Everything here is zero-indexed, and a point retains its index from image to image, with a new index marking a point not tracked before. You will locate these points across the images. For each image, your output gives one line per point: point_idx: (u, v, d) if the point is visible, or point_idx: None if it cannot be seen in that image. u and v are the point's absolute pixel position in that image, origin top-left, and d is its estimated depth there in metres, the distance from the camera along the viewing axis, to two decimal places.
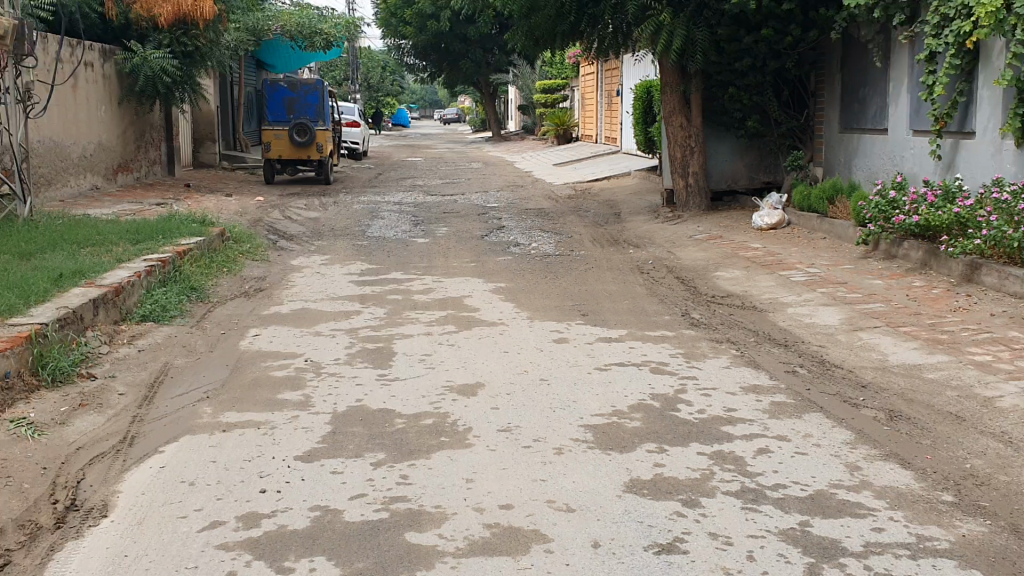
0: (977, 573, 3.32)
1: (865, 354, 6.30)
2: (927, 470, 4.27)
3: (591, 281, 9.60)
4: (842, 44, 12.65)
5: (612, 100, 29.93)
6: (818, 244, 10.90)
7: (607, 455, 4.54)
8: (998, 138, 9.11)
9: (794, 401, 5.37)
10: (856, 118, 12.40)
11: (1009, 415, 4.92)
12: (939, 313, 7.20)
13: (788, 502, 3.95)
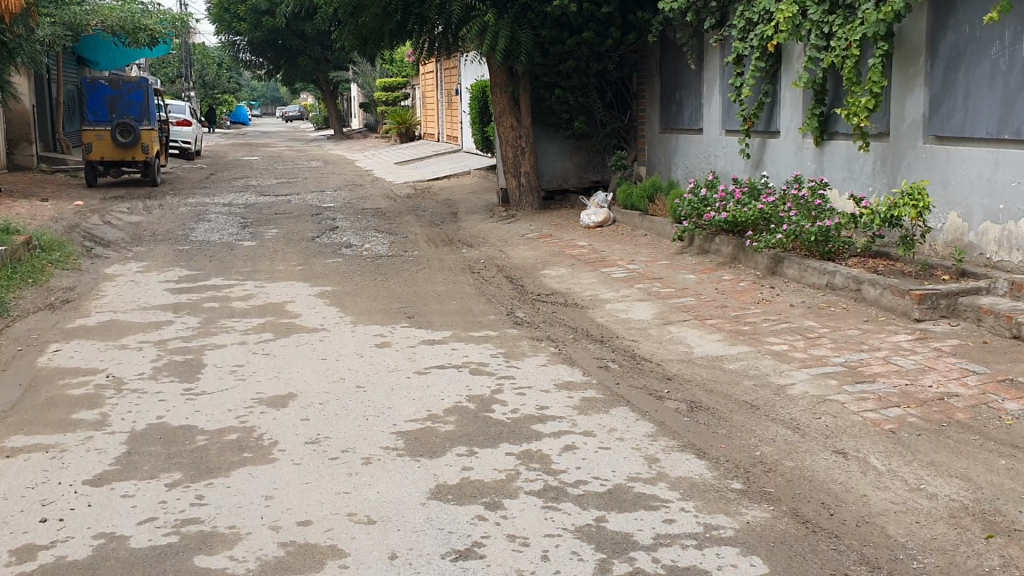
0: (757, 558, 3.46)
1: (673, 347, 6.52)
2: (720, 459, 4.44)
3: (420, 282, 9.53)
4: (660, 46, 13.07)
5: (452, 99, 29.94)
6: (640, 241, 11.23)
7: (416, 462, 4.49)
8: (799, 137, 9.65)
9: (604, 396, 5.48)
10: (675, 118, 12.86)
11: (798, 402, 5.18)
12: (744, 305, 7.54)
13: (587, 498, 4.02)
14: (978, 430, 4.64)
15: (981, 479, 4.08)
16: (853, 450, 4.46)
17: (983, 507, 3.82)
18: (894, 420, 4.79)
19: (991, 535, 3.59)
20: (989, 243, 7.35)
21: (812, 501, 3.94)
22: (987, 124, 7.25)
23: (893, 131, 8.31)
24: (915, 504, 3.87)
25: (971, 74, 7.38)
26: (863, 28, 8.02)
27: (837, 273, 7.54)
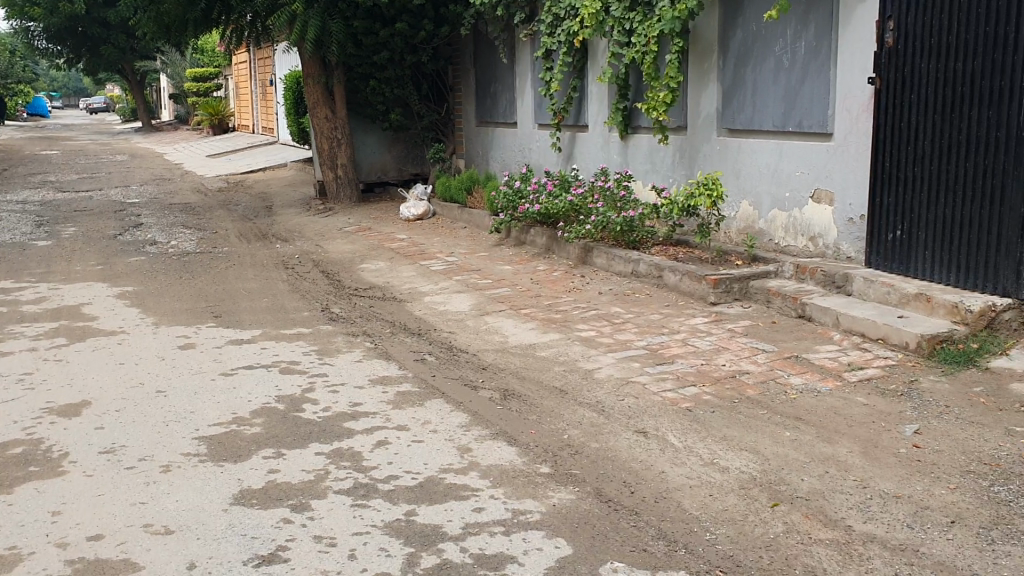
0: (561, 540, 3.55)
1: (488, 337, 6.59)
2: (529, 445, 4.53)
3: (230, 280, 9.20)
4: (473, 40, 13.16)
5: (266, 90, 29.04)
6: (458, 233, 11.29)
7: (219, 467, 4.33)
8: (606, 130, 9.97)
9: (418, 389, 5.47)
10: (489, 112, 13.00)
11: (604, 385, 5.35)
12: (557, 294, 7.72)
13: (397, 493, 4.00)
14: (766, 404, 4.93)
15: (769, 450, 4.33)
16: (653, 429, 4.65)
17: (769, 476, 4.06)
18: (692, 399, 5.03)
19: (776, 503, 3.80)
20: (776, 230, 7.83)
21: (615, 481, 4.08)
22: (774, 118, 7.72)
23: (691, 125, 8.72)
24: (709, 478, 4.07)
25: (759, 70, 7.84)
26: (660, 26, 8.37)
27: (641, 261, 7.84)
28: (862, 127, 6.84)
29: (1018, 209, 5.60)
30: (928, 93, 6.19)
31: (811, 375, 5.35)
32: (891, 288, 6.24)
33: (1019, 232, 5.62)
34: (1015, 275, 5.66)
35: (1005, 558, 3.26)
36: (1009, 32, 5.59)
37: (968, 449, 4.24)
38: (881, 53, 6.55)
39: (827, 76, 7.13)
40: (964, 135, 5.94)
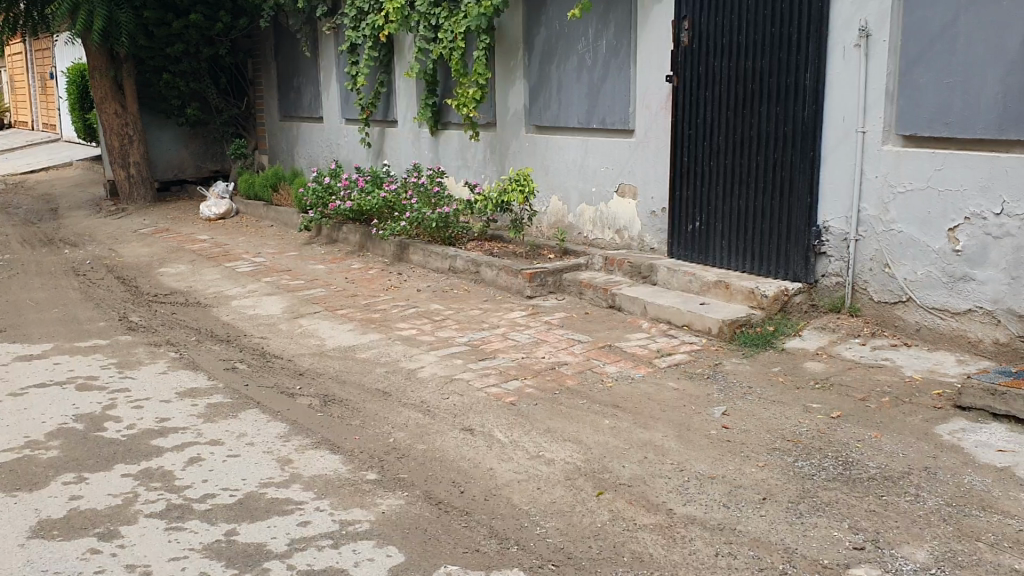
0: (392, 548, 3.48)
1: (303, 341, 6.39)
2: (354, 451, 4.41)
3: (13, 290, 8.47)
4: (274, 32, 12.73)
5: (46, 84, 27.01)
6: (266, 233, 10.91)
7: (13, 499, 3.95)
8: (415, 126, 9.92)
9: (231, 400, 5.22)
10: (293, 107, 12.63)
11: (427, 385, 5.30)
12: (373, 293, 7.60)
13: (215, 512, 3.80)
14: (585, 395, 5.04)
15: (590, 440, 4.43)
16: (479, 426, 4.65)
17: (593, 466, 4.14)
18: (515, 393, 5.07)
19: (602, 491, 3.88)
20: (585, 223, 8.02)
21: (443, 482, 4.05)
22: (578, 114, 7.91)
23: (500, 121, 8.81)
24: (536, 471, 4.11)
25: (562, 68, 8.01)
26: (466, 22, 8.41)
27: (457, 257, 7.85)
28: (661, 123, 7.11)
29: (804, 199, 5.98)
30: (721, 91, 6.52)
31: (625, 363, 5.52)
32: (693, 277, 6.51)
33: (805, 221, 5.99)
34: (803, 262, 6.03)
35: (813, 529, 3.43)
36: (792, 33, 5.97)
37: (772, 427, 4.47)
38: (678, 52, 6.86)
39: (627, 74, 7.37)
40: (754, 130, 6.29)
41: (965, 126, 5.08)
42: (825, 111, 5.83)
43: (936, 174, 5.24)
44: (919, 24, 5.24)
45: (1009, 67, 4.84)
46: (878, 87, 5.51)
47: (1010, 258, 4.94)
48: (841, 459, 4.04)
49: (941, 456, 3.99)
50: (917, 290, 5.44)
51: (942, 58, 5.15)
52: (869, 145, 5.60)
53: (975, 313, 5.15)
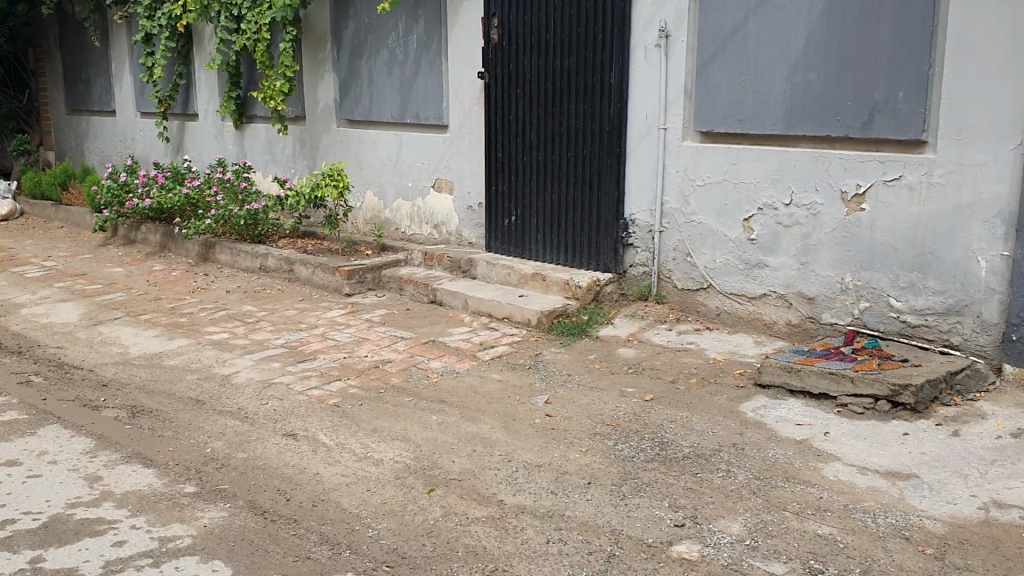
0: (218, 563, 3.34)
1: (105, 349, 6.01)
2: (168, 464, 4.20)
3: None
4: (58, 19, 11.87)
5: None
6: (55, 234, 10.18)
7: None
8: (218, 120, 9.54)
9: (27, 416, 4.84)
10: (82, 99, 11.83)
11: (244, 390, 5.12)
12: (179, 296, 7.25)
13: (17, 539, 3.51)
14: (409, 392, 5.02)
15: (418, 437, 4.41)
16: (302, 430, 4.53)
17: (423, 463, 4.13)
18: (337, 394, 4.99)
19: (432, 488, 3.87)
20: (401, 219, 7.98)
21: (267, 490, 3.92)
22: (390, 109, 7.86)
23: (309, 115, 8.62)
24: (364, 473, 4.06)
25: (373, 62, 7.93)
26: (271, 13, 8.18)
27: (269, 256, 7.62)
28: (474, 118, 7.18)
29: (612, 193, 6.20)
30: (531, 88, 6.65)
31: (448, 358, 5.54)
32: (510, 270, 6.62)
33: (614, 214, 6.21)
34: (613, 253, 6.24)
35: (636, 510, 3.54)
36: (597, 33, 6.16)
37: (591, 413, 4.59)
38: (489, 48, 6.93)
39: (438, 69, 7.39)
40: (563, 127, 6.46)
41: (756, 122, 5.39)
42: (630, 109, 6.06)
43: (733, 167, 5.54)
44: (714, 25, 5.53)
45: (793, 67, 5.17)
46: (677, 86, 5.78)
47: (800, 246, 5.28)
48: (657, 441, 4.19)
49: (747, 433, 4.24)
50: (718, 277, 5.75)
51: (735, 58, 5.44)
52: (672, 141, 5.86)
53: (770, 297, 5.49)
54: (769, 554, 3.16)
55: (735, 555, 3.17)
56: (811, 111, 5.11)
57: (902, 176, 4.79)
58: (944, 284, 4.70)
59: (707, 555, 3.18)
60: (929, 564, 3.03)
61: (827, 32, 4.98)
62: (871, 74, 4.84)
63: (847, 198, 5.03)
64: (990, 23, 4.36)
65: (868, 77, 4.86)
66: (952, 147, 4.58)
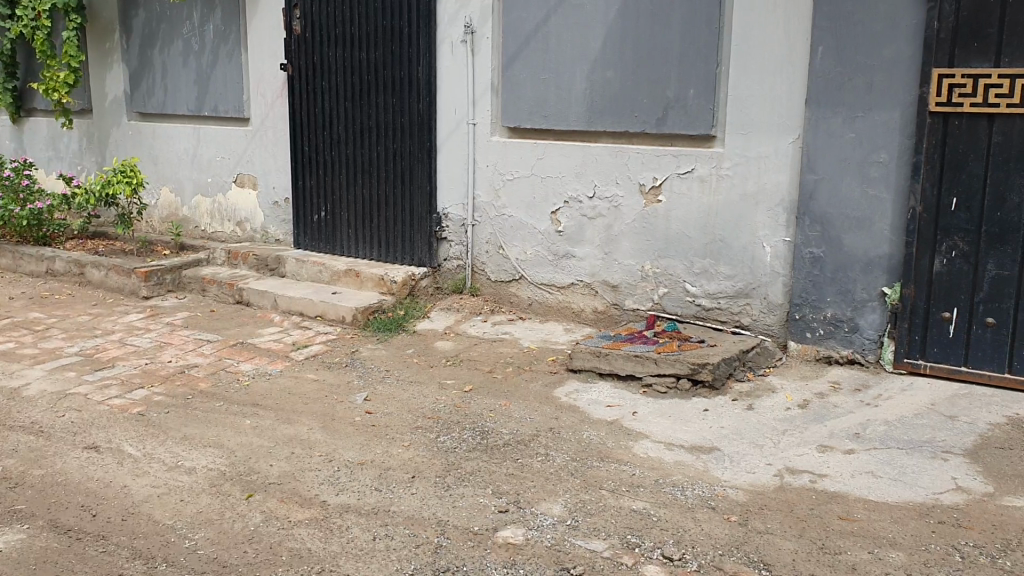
0: None
1: None
2: None
3: None
4: None
5: None
6: None
7: None
8: None
9: None
10: None
11: (37, 403, 4.78)
12: None
13: None
14: (220, 396, 4.85)
15: (232, 442, 4.28)
16: (104, 442, 4.29)
17: (240, 468, 4.01)
18: (141, 402, 4.75)
19: (251, 494, 3.77)
20: (202, 216, 7.67)
21: (70, 507, 3.69)
22: (187, 102, 7.54)
23: (97, 109, 8.14)
24: (176, 483, 3.89)
25: (167, 53, 7.59)
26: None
27: (56, 259, 7.14)
28: (277, 112, 7.00)
29: (424, 187, 6.22)
30: (338, 81, 6.56)
31: (259, 360, 5.39)
32: (321, 267, 6.52)
33: (426, 208, 6.23)
34: (427, 247, 6.26)
35: (461, 500, 3.59)
36: (403, 26, 6.15)
37: (411, 407, 4.60)
38: (291, 40, 6.78)
39: (238, 61, 7.15)
40: (372, 121, 6.41)
41: (560, 118, 5.56)
42: (438, 103, 6.10)
43: (539, 162, 5.69)
44: (518, 23, 5.65)
45: (592, 64, 5.37)
46: (484, 81, 5.86)
47: (603, 236, 5.49)
48: (477, 430, 4.25)
49: (562, 417, 4.38)
50: (529, 268, 5.88)
51: (538, 55, 5.59)
52: (480, 136, 5.94)
53: (577, 285, 5.68)
54: (589, 532, 3.29)
55: (557, 536, 3.28)
56: (611, 107, 5.34)
57: (694, 169, 5.08)
58: (734, 269, 5.02)
59: (531, 538, 3.27)
60: (733, 530, 3.25)
61: (623, 32, 5.21)
62: (664, 73, 5.11)
63: (646, 190, 5.28)
64: (768, 26, 4.71)
65: (661, 76, 5.12)
66: (738, 140, 4.89)
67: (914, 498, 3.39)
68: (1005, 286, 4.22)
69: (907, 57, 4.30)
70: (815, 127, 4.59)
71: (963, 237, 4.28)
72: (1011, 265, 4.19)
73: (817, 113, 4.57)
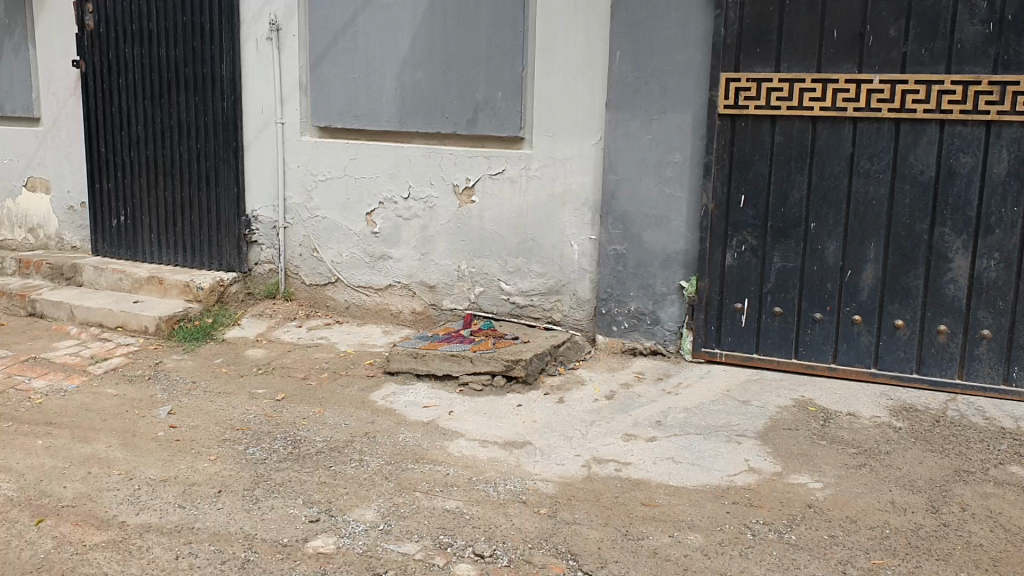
0: None
1: None
2: None
3: None
4: None
5: None
6: None
7: None
8: None
9: None
10: None
11: None
12: None
13: None
14: (9, 416, 4.51)
15: (22, 466, 3.99)
16: None
17: (29, 493, 3.74)
18: None
19: (41, 519, 3.52)
20: None
21: None
22: None
23: None
24: None
25: None
26: None
27: None
28: (70, 111, 6.59)
29: (231, 189, 6.01)
30: (135, 79, 6.25)
31: (53, 376, 5.05)
32: (122, 275, 6.18)
33: (234, 211, 6.03)
34: (235, 251, 6.05)
35: (270, 512, 3.49)
36: (204, 22, 5.93)
37: (219, 419, 4.43)
38: (84, 36, 6.41)
39: (24, 57, 6.68)
40: (174, 120, 6.14)
41: (371, 118, 5.50)
42: (244, 102, 5.91)
43: (351, 162, 5.61)
44: (325, 21, 5.55)
45: (402, 65, 5.34)
46: (291, 80, 5.72)
47: (418, 236, 5.48)
48: (289, 439, 4.15)
49: (377, 421, 4.34)
50: (343, 270, 5.78)
51: (346, 54, 5.51)
52: (288, 136, 5.80)
53: (394, 287, 5.63)
54: (401, 535, 3.27)
55: (369, 541, 3.24)
56: (422, 108, 5.34)
57: (504, 170, 5.15)
58: (545, 267, 5.13)
59: (343, 547, 3.22)
60: (543, 523, 3.32)
61: (431, 33, 5.22)
62: (472, 75, 5.15)
63: (459, 190, 5.31)
64: (570, 29, 4.83)
65: (470, 78, 5.16)
66: (545, 141, 5.00)
67: (711, 481, 3.56)
68: (789, 277, 4.50)
69: (697, 62, 4.51)
70: (616, 129, 4.74)
71: (751, 232, 4.54)
72: (794, 258, 4.48)
73: (617, 115, 4.73)
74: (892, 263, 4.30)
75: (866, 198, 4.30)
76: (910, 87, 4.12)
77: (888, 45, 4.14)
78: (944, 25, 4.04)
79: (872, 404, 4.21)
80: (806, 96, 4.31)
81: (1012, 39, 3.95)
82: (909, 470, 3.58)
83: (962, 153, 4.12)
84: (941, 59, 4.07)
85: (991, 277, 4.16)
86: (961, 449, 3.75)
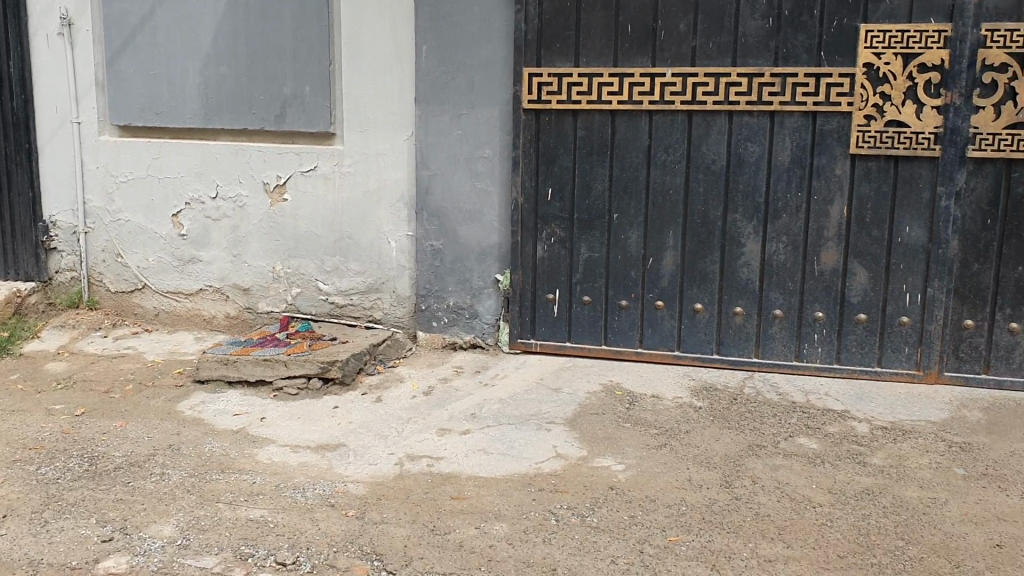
0: None
1: None
2: None
3: None
4: None
5: None
6: None
7: None
8: None
9: None
10: None
11: None
12: None
13: None
14: None
15: None
16: None
17: None
18: None
19: None
20: None
21: None
22: None
23: None
24: None
25: None
26: None
27: None
28: None
29: (25, 194, 5.67)
30: None
31: None
32: None
33: (30, 217, 5.68)
34: (33, 259, 5.70)
35: (60, 535, 3.29)
36: None
37: (10, 439, 4.16)
38: None
39: None
40: None
41: (174, 116, 5.29)
42: (35, 101, 5.57)
43: (155, 163, 5.37)
44: (120, 15, 5.30)
45: (204, 61, 5.16)
46: (86, 77, 5.43)
47: (230, 237, 5.31)
48: (86, 456, 3.94)
49: (183, 432, 4.17)
50: (151, 276, 5.54)
51: (145, 50, 5.28)
52: (86, 136, 5.50)
53: (206, 291, 5.44)
54: (200, 549, 3.16)
55: (165, 558, 3.11)
56: (227, 105, 5.17)
57: (316, 167, 5.05)
58: (362, 265, 5.06)
59: (136, 566, 3.08)
60: (349, 525, 3.28)
61: (233, 28, 5.06)
62: (278, 70, 5.03)
63: (270, 189, 5.17)
64: (376, 25, 4.79)
65: (276, 73, 5.03)
66: (356, 137, 4.93)
67: (519, 470, 3.61)
68: (595, 267, 4.62)
69: (500, 57, 4.56)
70: (425, 124, 4.73)
71: (558, 225, 4.63)
72: (600, 247, 4.59)
73: (425, 110, 4.72)
74: (690, 249, 4.47)
75: (664, 187, 4.45)
76: (700, 80, 4.30)
77: (679, 39, 4.30)
78: (729, 20, 4.23)
79: (675, 385, 4.37)
80: (604, 90, 4.43)
81: (790, 34, 4.17)
82: (707, 448, 3.73)
83: (750, 142, 4.31)
84: (727, 53, 4.26)
85: (780, 259, 4.37)
86: (755, 424, 3.94)
